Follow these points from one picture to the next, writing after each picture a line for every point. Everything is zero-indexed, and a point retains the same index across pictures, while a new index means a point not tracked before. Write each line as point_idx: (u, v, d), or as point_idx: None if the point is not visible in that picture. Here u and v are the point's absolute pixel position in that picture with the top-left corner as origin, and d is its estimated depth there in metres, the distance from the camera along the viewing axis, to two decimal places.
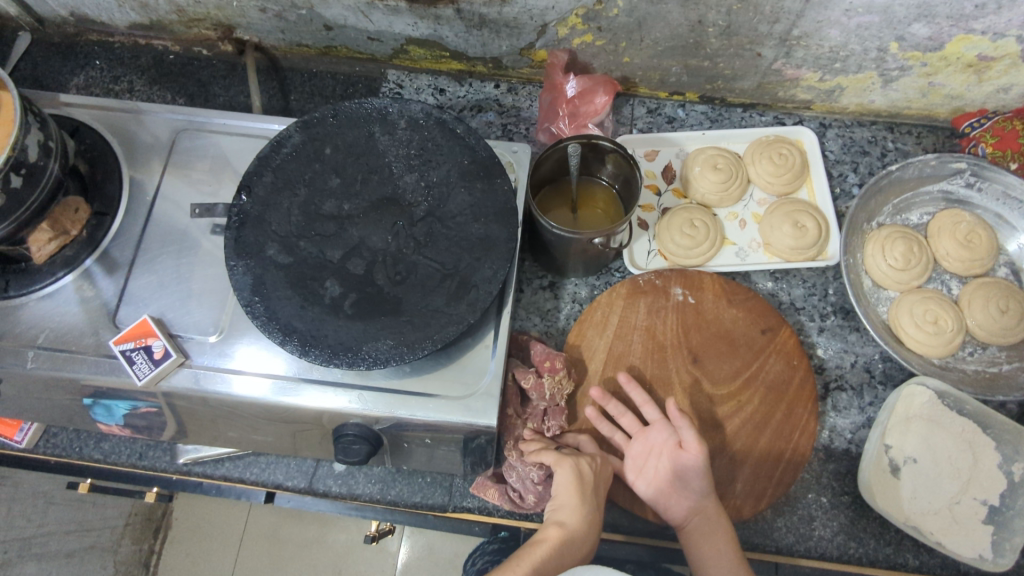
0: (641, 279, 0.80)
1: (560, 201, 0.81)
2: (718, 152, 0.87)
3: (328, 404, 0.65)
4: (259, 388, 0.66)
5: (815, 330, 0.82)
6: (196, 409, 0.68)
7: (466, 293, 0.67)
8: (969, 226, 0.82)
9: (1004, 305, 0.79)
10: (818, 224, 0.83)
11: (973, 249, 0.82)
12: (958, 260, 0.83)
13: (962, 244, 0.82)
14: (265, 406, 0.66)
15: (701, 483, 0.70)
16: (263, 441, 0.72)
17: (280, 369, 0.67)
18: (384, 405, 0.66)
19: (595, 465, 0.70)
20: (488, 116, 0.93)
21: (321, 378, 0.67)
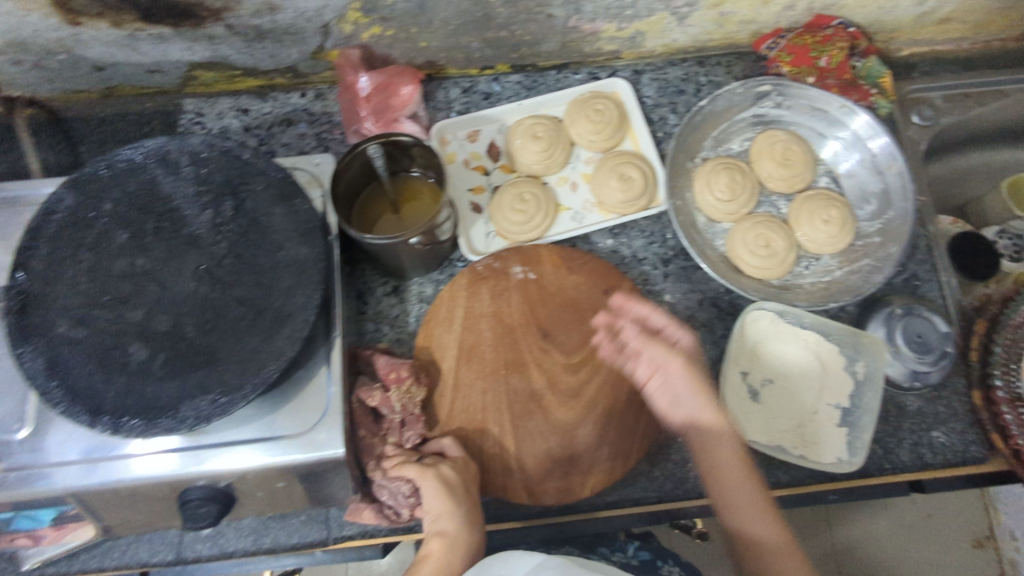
0: (480, 265, 0.79)
1: (383, 203, 0.77)
2: (536, 120, 0.86)
3: (247, 462, 0.63)
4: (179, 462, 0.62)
5: (660, 277, 0.84)
6: (109, 499, 0.64)
7: (282, 325, 0.64)
8: (784, 144, 0.85)
9: (827, 213, 0.82)
10: (643, 173, 0.84)
11: (791, 166, 0.84)
12: (781, 180, 0.85)
13: (781, 164, 0.84)
14: (184, 479, 0.63)
15: (590, 460, 0.73)
16: (124, 521, 0.68)
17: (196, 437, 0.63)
18: (226, 461, 0.63)
19: (458, 465, 0.71)
20: (300, 128, 0.88)
21: (235, 436, 0.64)
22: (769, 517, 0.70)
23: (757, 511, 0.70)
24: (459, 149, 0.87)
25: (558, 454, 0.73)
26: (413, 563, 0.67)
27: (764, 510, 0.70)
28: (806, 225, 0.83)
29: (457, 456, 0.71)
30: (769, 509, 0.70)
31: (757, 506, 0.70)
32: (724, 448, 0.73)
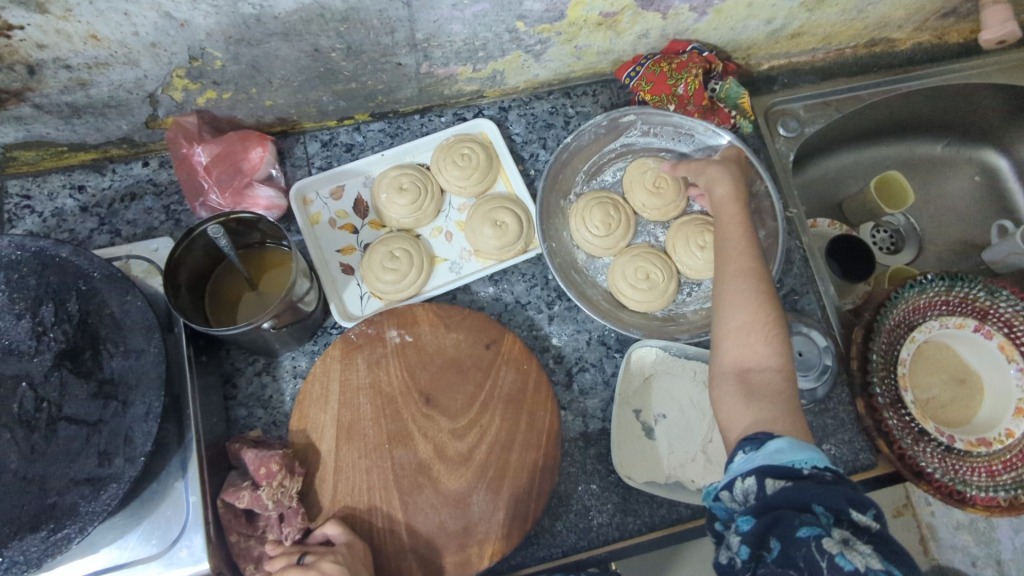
0: (353, 333, 0.75)
1: (238, 282, 0.72)
2: (402, 171, 0.82)
3: None
4: None
5: (545, 321, 0.82)
6: None
7: (119, 441, 0.57)
8: (654, 173, 0.84)
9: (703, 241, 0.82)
10: (516, 216, 0.81)
11: (664, 194, 0.84)
12: (655, 209, 0.84)
13: (653, 192, 0.84)
14: None
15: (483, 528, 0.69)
16: None
17: (91, 564, 0.58)
18: None
19: (341, 556, 0.64)
20: (146, 202, 0.81)
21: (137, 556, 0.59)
22: (774, 343, 0.58)
23: (755, 297, 0.60)
24: (323, 209, 0.82)
25: (450, 524, 0.69)
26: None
27: (774, 336, 0.58)
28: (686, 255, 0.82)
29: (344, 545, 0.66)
30: (784, 336, 0.58)
31: (758, 292, 0.60)
32: (731, 248, 0.64)
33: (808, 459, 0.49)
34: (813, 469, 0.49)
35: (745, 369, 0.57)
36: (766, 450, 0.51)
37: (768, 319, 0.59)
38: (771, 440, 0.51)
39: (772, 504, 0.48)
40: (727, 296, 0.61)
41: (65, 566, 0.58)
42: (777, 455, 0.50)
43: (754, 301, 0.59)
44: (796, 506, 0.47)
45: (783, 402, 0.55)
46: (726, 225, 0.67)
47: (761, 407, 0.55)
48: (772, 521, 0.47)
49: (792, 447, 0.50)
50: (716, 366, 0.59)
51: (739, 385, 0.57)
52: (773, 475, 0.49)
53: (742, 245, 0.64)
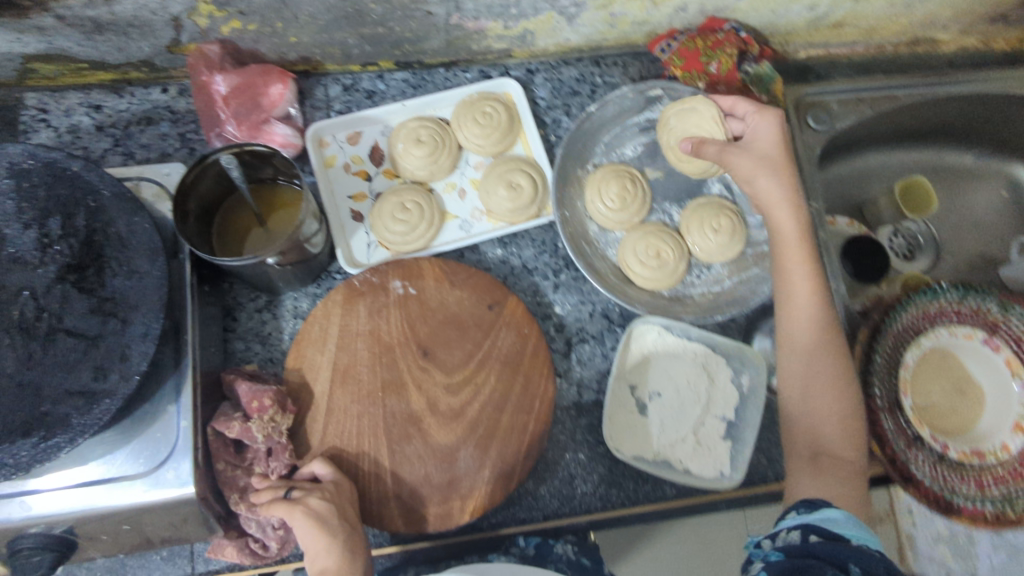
0: (357, 279, 0.74)
1: (247, 215, 0.71)
2: (421, 123, 0.81)
3: (133, 499, 0.59)
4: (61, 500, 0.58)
5: (550, 288, 0.81)
6: None
7: (118, 356, 0.58)
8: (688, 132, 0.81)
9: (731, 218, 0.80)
10: (532, 180, 0.80)
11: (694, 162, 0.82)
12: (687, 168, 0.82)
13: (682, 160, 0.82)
14: (69, 517, 0.59)
15: (469, 482, 0.70)
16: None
17: (71, 475, 0.59)
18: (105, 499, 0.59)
19: (328, 493, 0.65)
20: (161, 127, 0.81)
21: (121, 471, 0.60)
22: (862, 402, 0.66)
23: (841, 400, 0.65)
24: (339, 153, 0.81)
25: (435, 476, 0.70)
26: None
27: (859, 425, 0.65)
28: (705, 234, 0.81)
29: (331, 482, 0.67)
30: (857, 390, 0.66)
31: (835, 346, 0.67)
32: (798, 291, 0.68)
33: (858, 535, 0.54)
34: (858, 544, 0.53)
35: (820, 450, 0.64)
36: (819, 517, 0.56)
37: (844, 361, 0.66)
38: (827, 509, 0.56)
39: (811, 551, 0.53)
40: (817, 369, 0.66)
41: (50, 474, 0.59)
42: (829, 521, 0.55)
43: (833, 391, 0.65)
44: (832, 561, 0.51)
45: (856, 483, 0.62)
46: (794, 266, 0.68)
47: (831, 485, 0.61)
48: (803, 565, 0.52)
49: (847, 522, 0.55)
50: (794, 447, 0.66)
51: (813, 466, 0.63)
52: (818, 533, 0.54)
53: (808, 279, 0.67)
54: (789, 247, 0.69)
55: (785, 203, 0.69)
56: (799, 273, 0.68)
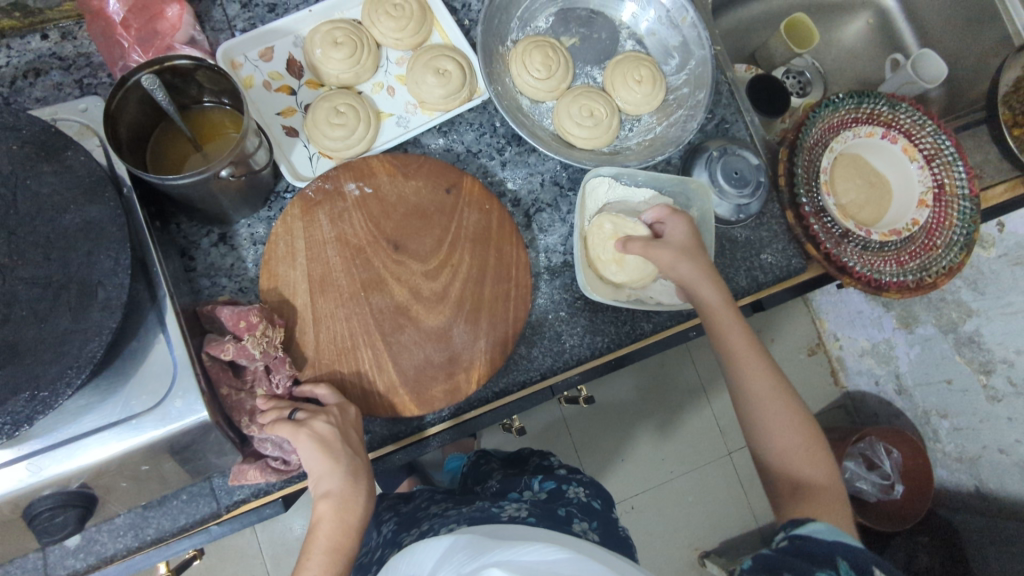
0: (310, 190, 0.74)
1: (179, 140, 0.69)
2: (334, 25, 0.79)
3: (143, 440, 0.57)
4: (66, 459, 0.56)
5: (499, 167, 0.83)
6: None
7: (92, 296, 0.56)
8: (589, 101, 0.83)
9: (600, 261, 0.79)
10: (458, 63, 0.81)
11: (597, 118, 0.83)
12: (585, 124, 0.83)
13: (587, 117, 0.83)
14: (80, 472, 0.57)
15: (469, 354, 0.73)
16: (11, 539, 0.61)
17: (71, 430, 0.57)
18: (110, 447, 0.57)
19: (332, 416, 0.66)
20: (53, 77, 0.74)
21: (122, 414, 0.58)
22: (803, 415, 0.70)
23: (792, 421, 0.69)
24: (255, 72, 0.79)
25: (435, 357, 0.72)
26: (306, 536, 0.64)
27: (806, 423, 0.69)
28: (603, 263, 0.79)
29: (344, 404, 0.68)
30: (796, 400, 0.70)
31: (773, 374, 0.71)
32: (740, 352, 0.71)
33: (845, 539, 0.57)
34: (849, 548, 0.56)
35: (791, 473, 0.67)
36: (805, 528, 0.59)
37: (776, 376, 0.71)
38: (812, 522, 0.59)
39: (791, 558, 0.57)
40: (774, 425, 0.69)
41: (46, 435, 0.56)
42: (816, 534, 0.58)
43: (796, 425, 0.69)
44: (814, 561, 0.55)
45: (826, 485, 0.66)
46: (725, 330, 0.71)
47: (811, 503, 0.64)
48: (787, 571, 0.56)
49: (829, 529, 0.58)
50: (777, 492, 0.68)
51: (797, 496, 0.66)
52: (802, 543, 0.58)
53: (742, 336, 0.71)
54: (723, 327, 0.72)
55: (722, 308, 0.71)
56: (752, 367, 0.71)
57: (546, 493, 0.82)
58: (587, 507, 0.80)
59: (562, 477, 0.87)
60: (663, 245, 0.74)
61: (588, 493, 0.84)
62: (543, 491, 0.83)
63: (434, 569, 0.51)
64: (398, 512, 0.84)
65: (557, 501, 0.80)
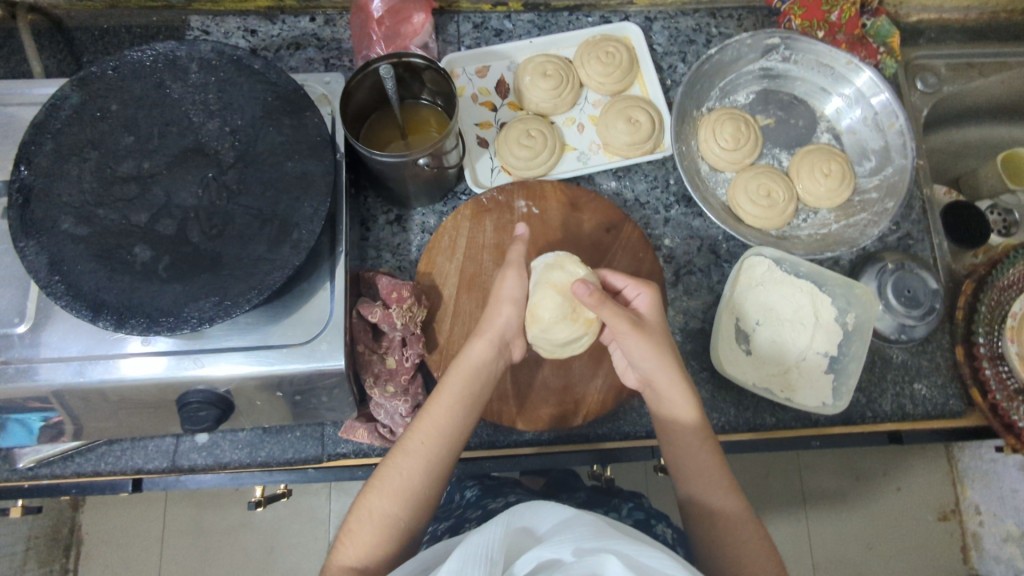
0: (485, 197, 0.80)
1: (391, 125, 0.78)
2: (548, 59, 0.86)
3: (286, 369, 0.64)
4: (224, 364, 0.64)
5: (661, 222, 0.85)
6: (158, 392, 0.66)
7: (288, 235, 0.64)
8: (769, 182, 0.83)
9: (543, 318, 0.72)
10: (651, 117, 0.84)
11: (774, 201, 0.83)
12: (759, 204, 0.83)
13: (763, 197, 0.83)
14: (231, 380, 0.65)
15: (582, 387, 0.74)
16: (160, 418, 0.71)
17: (236, 342, 0.65)
18: (259, 366, 0.64)
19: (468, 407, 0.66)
20: (308, 52, 0.88)
21: (275, 341, 0.65)
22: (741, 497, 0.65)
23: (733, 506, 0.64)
24: (468, 84, 0.87)
25: (553, 381, 0.74)
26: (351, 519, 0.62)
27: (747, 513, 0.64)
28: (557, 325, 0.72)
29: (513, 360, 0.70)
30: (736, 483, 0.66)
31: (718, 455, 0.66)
32: (679, 423, 0.67)
33: None
34: None
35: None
36: None
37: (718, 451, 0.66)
38: None
39: None
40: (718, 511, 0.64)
41: (216, 339, 0.65)
42: None
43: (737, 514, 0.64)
44: None
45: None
46: (669, 394, 0.67)
47: None
48: None
49: None
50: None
51: None
52: None
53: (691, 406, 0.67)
54: (683, 450, 0.66)
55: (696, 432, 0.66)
56: (698, 458, 0.66)
57: (632, 520, 0.81)
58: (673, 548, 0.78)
59: (653, 511, 0.85)
60: (646, 331, 0.66)
61: (675, 536, 0.81)
62: (629, 519, 0.82)
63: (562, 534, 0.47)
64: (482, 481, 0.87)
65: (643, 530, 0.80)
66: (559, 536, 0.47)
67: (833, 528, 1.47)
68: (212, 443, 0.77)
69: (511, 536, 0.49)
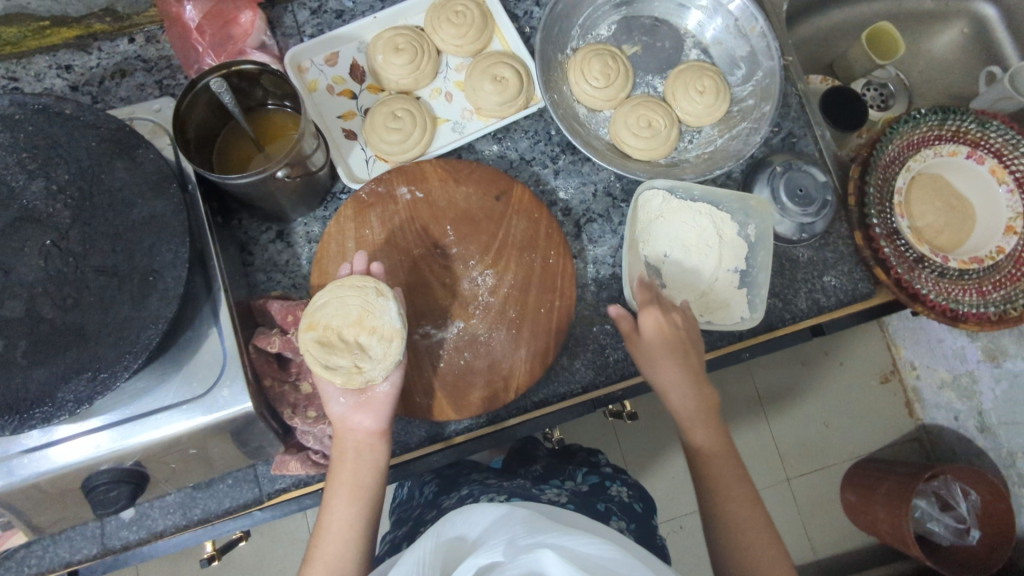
0: (363, 192, 0.76)
1: (245, 140, 0.73)
2: (396, 31, 0.81)
3: (187, 427, 0.60)
4: (120, 440, 0.59)
5: (551, 175, 0.83)
6: (61, 484, 0.61)
7: (152, 286, 0.59)
8: (648, 112, 0.82)
9: (329, 363, 0.64)
10: (516, 71, 0.81)
11: (655, 130, 0.82)
12: (642, 136, 0.81)
13: (645, 128, 0.81)
14: (133, 452, 0.60)
15: (507, 363, 0.73)
16: (74, 506, 0.66)
17: (128, 412, 0.60)
18: (161, 431, 0.60)
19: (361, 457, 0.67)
20: (137, 78, 0.80)
21: (171, 399, 0.61)
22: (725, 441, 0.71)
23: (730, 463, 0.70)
24: (319, 76, 0.82)
25: (481, 362, 0.73)
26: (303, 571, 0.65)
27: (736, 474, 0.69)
28: (366, 362, 0.65)
29: (374, 429, 0.67)
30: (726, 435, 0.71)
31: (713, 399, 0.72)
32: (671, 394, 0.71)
33: None
34: None
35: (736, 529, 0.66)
36: None
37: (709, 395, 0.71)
38: None
39: None
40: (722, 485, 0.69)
41: (106, 415, 0.60)
42: None
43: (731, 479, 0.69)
44: None
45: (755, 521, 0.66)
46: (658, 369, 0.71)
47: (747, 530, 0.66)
48: None
49: None
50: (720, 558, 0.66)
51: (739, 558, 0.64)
52: None
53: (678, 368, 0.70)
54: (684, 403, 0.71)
55: (672, 362, 0.70)
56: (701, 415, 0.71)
57: (588, 486, 0.84)
58: (627, 506, 0.82)
59: (609, 473, 0.89)
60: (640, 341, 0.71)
61: (631, 494, 0.86)
62: (586, 485, 0.85)
63: (489, 537, 0.50)
64: (438, 476, 0.87)
65: (599, 495, 0.82)
66: (493, 540, 0.49)
67: (789, 418, 1.54)
68: (135, 516, 0.73)
69: (444, 548, 0.51)
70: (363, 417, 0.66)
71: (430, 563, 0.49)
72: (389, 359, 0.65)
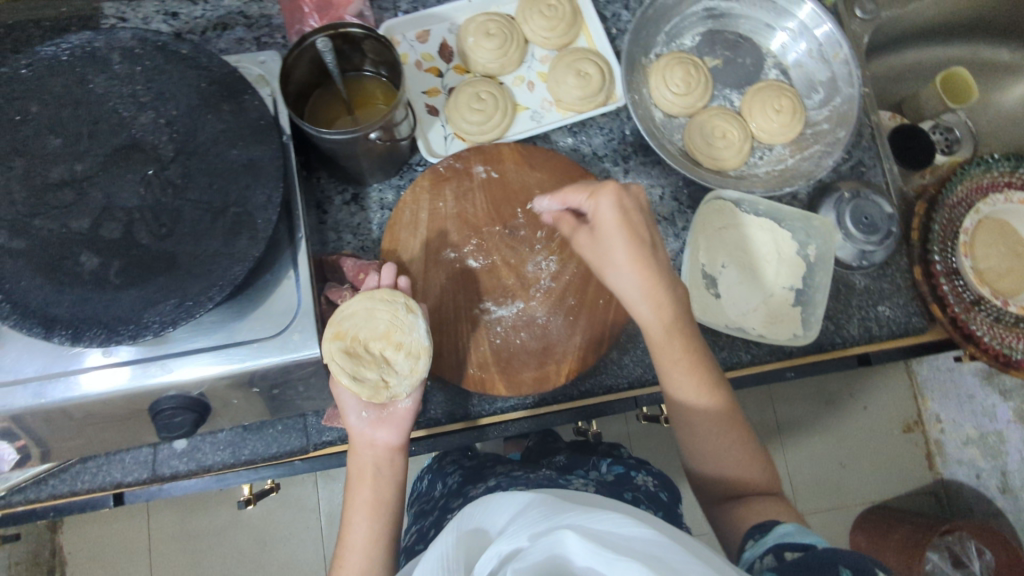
0: (441, 166, 0.78)
1: (337, 102, 0.76)
2: (489, 17, 0.83)
3: (256, 366, 0.62)
4: (191, 369, 0.62)
5: (621, 174, 0.85)
6: (128, 404, 0.63)
7: (243, 225, 0.61)
8: (723, 123, 0.84)
9: (357, 375, 0.65)
10: (600, 68, 0.83)
11: (728, 141, 0.83)
12: (714, 146, 0.83)
13: (718, 138, 0.83)
14: (201, 382, 0.62)
15: (561, 349, 0.74)
16: (134, 429, 0.68)
17: (202, 344, 0.62)
18: (231, 366, 0.62)
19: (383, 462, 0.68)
20: (237, 32, 0.83)
21: (244, 337, 0.63)
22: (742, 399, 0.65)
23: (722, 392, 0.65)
24: (410, 51, 0.84)
25: (535, 344, 0.74)
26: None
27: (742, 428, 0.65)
28: (392, 376, 0.67)
29: (395, 443, 0.69)
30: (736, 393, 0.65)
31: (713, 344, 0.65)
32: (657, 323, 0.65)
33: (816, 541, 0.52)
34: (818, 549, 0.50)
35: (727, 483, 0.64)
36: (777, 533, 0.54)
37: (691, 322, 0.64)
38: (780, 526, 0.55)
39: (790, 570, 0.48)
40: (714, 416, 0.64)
41: (182, 344, 0.62)
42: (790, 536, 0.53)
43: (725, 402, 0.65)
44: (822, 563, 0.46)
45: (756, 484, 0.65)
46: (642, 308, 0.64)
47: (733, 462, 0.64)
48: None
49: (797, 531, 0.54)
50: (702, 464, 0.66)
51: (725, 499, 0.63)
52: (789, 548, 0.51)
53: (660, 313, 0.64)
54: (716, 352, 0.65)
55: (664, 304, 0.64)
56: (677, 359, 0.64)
57: (613, 476, 0.84)
58: (654, 497, 0.81)
59: (632, 463, 0.88)
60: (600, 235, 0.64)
61: (656, 484, 0.85)
62: (609, 474, 0.85)
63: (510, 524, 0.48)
64: (464, 464, 0.88)
65: (625, 485, 0.82)
66: (513, 525, 0.47)
67: (810, 453, 1.53)
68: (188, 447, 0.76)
69: (466, 539, 0.50)
70: (384, 432, 0.68)
71: (452, 558, 0.48)
72: (415, 374, 0.67)
